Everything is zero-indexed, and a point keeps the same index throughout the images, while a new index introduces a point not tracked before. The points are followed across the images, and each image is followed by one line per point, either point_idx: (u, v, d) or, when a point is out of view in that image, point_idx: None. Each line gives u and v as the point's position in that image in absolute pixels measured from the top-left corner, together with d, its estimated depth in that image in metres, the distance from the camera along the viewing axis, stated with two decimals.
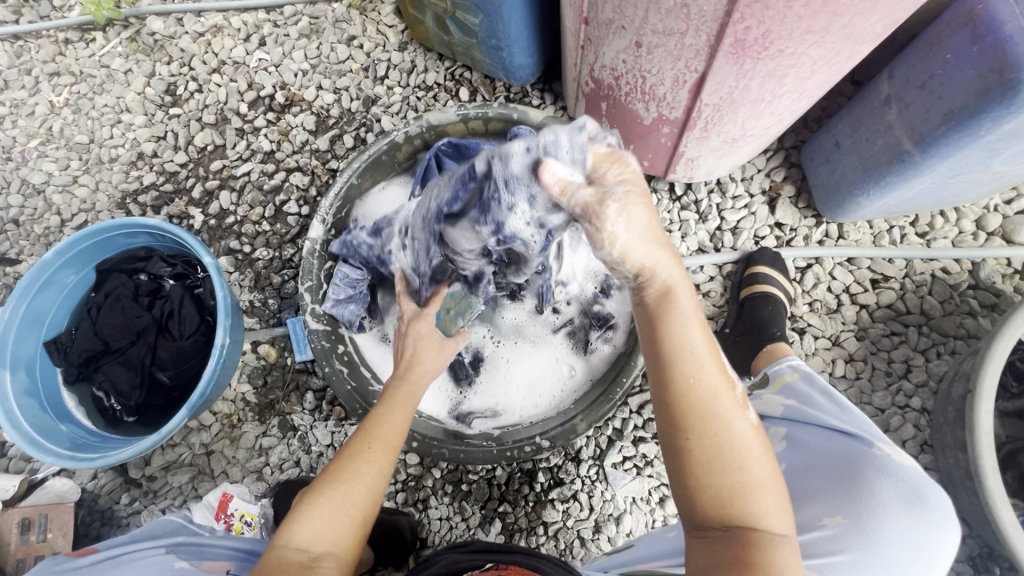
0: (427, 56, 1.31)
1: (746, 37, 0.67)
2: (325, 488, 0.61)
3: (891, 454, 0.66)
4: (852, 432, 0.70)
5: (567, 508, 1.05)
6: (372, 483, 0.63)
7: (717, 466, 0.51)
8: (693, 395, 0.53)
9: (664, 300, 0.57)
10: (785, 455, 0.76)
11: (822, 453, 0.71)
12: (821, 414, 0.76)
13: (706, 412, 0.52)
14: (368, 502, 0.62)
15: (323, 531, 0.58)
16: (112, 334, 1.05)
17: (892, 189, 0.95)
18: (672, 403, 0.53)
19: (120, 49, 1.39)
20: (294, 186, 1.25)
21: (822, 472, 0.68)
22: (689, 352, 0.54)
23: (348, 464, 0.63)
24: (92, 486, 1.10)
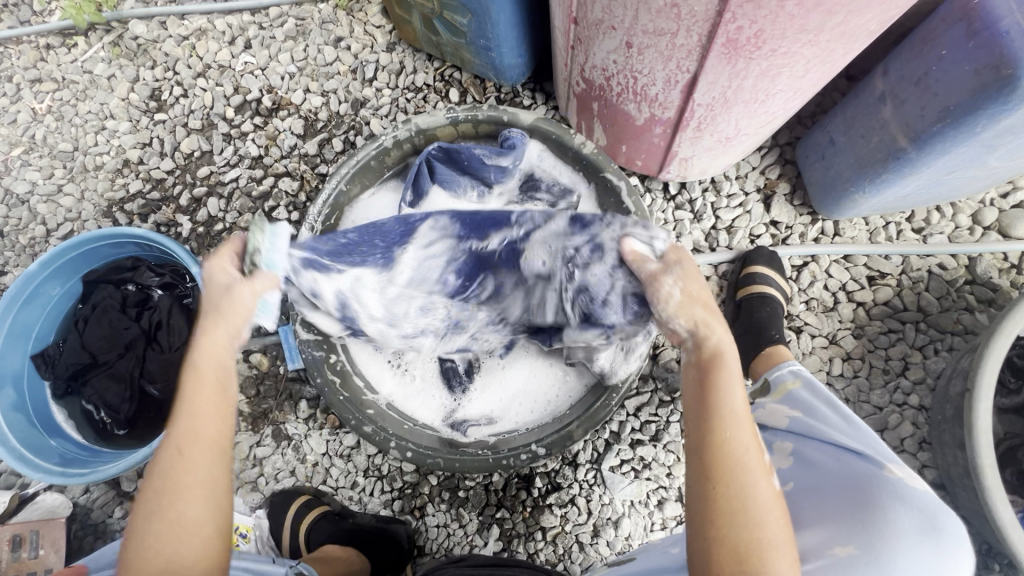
0: (415, 56, 1.28)
1: (739, 37, 0.65)
2: (153, 513, 0.55)
3: (903, 477, 0.65)
4: (863, 453, 0.70)
5: (565, 512, 1.05)
6: (205, 488, 0.57)
7: (740, 515, 0.53)
8: (726, 447, 0.55)
9: (715, 366, 0.59)
10: (792, 474, 0.77)
11: (834, 474, 0.71)
12: (829, 431, 0.76)
13: (735, 464, 0.55)
14: (208, 508, 0.56)
15: (169, 555, 0.54)
16: (100, 347, 1.04)
17: (887, 186, 0.94)
18: (704, 452, 0.55)
19: (103, 54, 1.36)
20: (283, 192, 1.24)
21: (834, 496, 0.68)
22: (731, 414, 0.56)
23: (174, 478, 0.56)
24: (84, 499, 1.09)
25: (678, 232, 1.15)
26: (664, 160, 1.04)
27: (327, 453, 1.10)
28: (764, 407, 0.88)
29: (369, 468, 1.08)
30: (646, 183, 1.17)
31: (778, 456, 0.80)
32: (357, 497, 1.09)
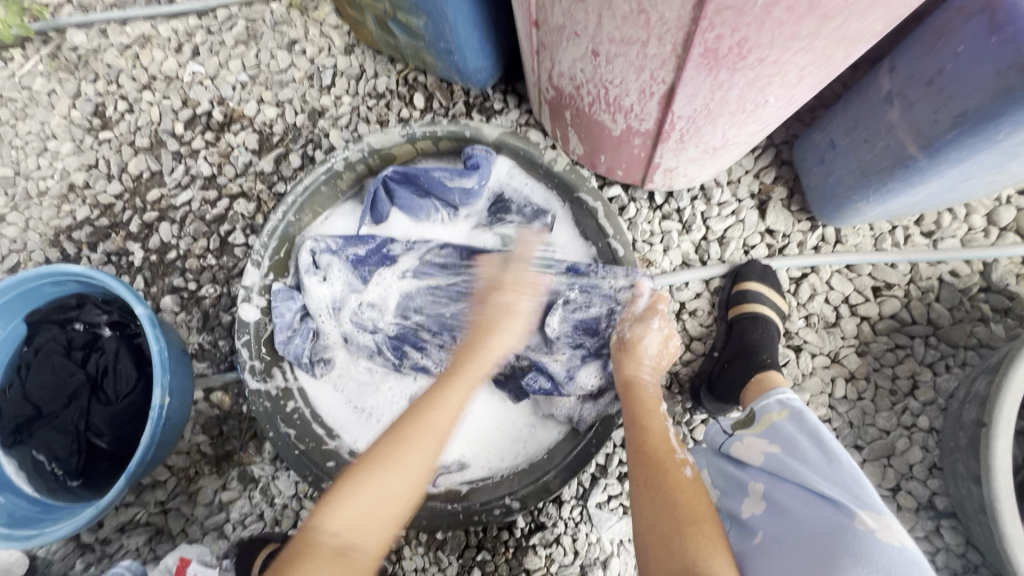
0: (376, 59, 1.18)
1: (719, 47, 0.56)
2: (361, 478, 0.63)
3: (877, 531, 0.58)
4: (839, 501, 0.62)
5: (550, 553, 0.98)
6: (410, 478, 0.64)
7: (664, 501, 0.63)
8: (645, 443, 0.71)
9: (634, 387, 0.78)
10: (762, 521, 0.66)
11: (804, 525, 0.62)
12: (806, 473, 0.67)
13: (654, 455, 0.69)
14: (404, 499, 0.64)
15: (360, 515, 0.61)
16: (44, 397, 0.96)
17: (894, 195, 0.85)
18: (634, 450, 0.71)
19: (41, 68, 1.26)
20: (238, 214, 1.15)
21: (799, 550, 0.59)
22: (650, 414, 0.75)
23: (387, 456, 0.64)
24: (44, 552, 1.03)
25: (666, 245, 1.05)
26: (647, 170, 0.94)
27: (297, 495, 1.04)
28: (740, 440, 0.77)
29: None
30: (630, 192, 1.08)
31: (750, 499, 0.70)
32: None
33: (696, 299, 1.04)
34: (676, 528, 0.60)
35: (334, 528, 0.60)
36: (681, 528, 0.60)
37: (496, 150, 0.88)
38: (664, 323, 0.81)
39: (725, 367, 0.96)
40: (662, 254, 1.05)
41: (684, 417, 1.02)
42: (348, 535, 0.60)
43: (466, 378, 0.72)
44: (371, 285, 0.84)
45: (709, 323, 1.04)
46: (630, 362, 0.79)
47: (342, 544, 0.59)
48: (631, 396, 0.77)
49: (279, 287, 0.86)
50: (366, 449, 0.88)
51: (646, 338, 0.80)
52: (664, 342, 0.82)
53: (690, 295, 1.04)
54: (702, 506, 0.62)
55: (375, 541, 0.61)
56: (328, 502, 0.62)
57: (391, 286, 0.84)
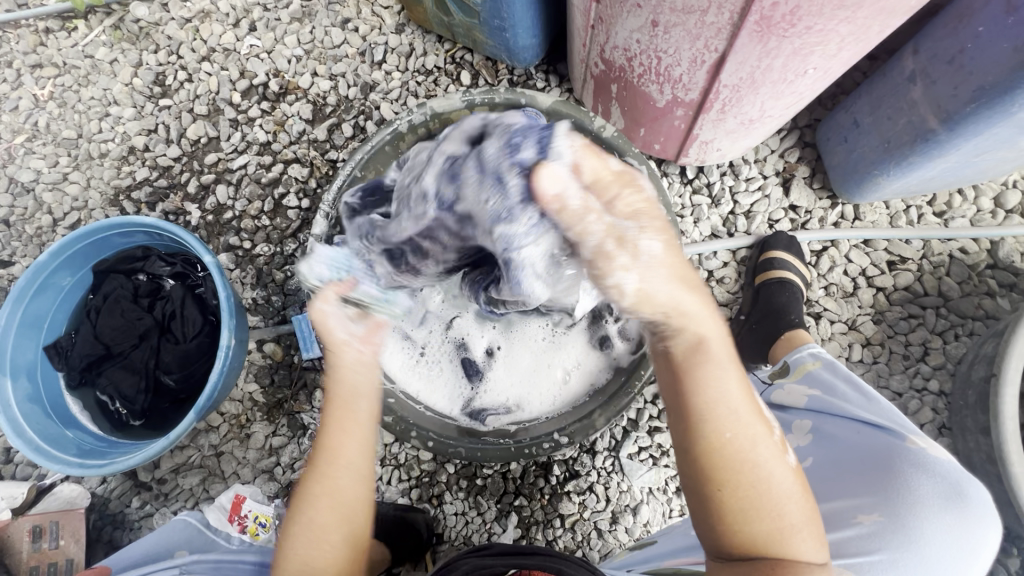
0: (425, 38, 1.25)
1: (773, 14, 0.63)
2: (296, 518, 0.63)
3: (926, 447, 0.65)
4: (884, 424, 0.69)
5: (584, 499, 1.05)
6: (336, 507, 0.63)
7: (769, 517, 0.53)
8: (728, 446, 0.54)
9: (692, 348, 0.57)
10: (810, 450, 0.74)
11: (857, 447, 0.69)
12: (848, 405, 0.74)
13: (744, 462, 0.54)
14: (340, 526, 0.63)
15: (319, 535, 0.62)
16: (113, 338, 1.03)
17: (913, 169, 0.92)
18: (705, 445, 0.55)
19: (104, 38, 1.33)
20: (293, 179, 1.21)
21: (858, 468, 0.67)
22: (708, 388, 0.56)
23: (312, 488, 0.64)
24: (102, 490, 1.09)
25: (696, 217, 1.13)
26: (683, 143, 1.02)
27: None
28: (780, 387, 0.83)
29: (387, 457, 1.08)
30: (663, 167, 1.15)
31: (796, 434, 0.77)
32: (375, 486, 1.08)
33: (724, 268, 1.12)
34: (783, 545, 0.53)
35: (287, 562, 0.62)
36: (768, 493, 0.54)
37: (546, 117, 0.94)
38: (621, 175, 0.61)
39: (753, 327, 1.03)
40: (693, 226, 1.13)
41: None
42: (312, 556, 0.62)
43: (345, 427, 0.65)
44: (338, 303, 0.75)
45: (735, 290, 1.11)
46: (688, 320, 0.57)
47: None
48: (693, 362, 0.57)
49: (336, 240, 0.91)
50: (419, 390, 0.94)
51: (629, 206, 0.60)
52: (666, 239, 0.59)
53: (718, 264, 1.12)
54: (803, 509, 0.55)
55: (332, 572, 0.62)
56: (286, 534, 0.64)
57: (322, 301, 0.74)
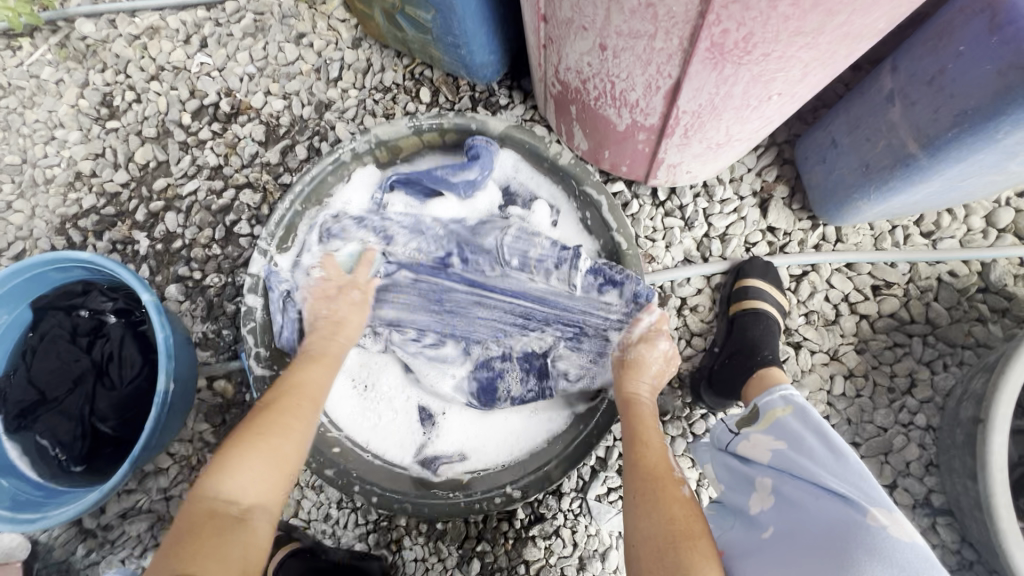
0: (383, 53, 1.19)
1: (725, 41, 0.57)
2: (249, 441, 0.65)
3: (889, 527, 0.57)
4: (848, 496, 0.62)
5: (549, 544, 0.99)
6: (294, 439, 0.67)
7: (659, 514, 0.63)
8: (643, 460, 0.70)
9: (633, 403, 0.78)
10: (772, 517, 0.66)
11: (814, 518, 0.62)
12: (812, 467, 0.67)
13: (654, 472, 0.69)
14: (289, 460, 0.66)
15: (248, 483, 0.61)
16: (48, 382, 0.97)
17: (895, 194, 0.86)
18: (631, 463, 0.71)
19: (49, 57, 1.27)
20: (244, 205, 1.15)
21: (812, 544, 0.60)
22: (648, 429, 0.75)
23: (269, 425, 0.66)
24: (46, 537, 1.04)
25: (668, 242, 1.06)
26: (650, 167, 0.96)
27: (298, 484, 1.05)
28: (745, 436, 0.77)
29: (343, 501, 1.03)
30: (633, 189, 1.08)
31: (758, 494, 0.70)
32: (331, 530, 1.03)
33: (697, 295, 1.06)
34: (672, 542, 0.60)
35: (221, 492, 0.60)
36: (678, 545, 0.59)
37: (500, 143, 0.89)
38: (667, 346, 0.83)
39: (726, 361, 0.97)
40: (664, 251, 1.06)
41: (684, 412, 1.03)
42: (243, 504, 0.60)
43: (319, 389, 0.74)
44: (330, 286, 0.84)
45: (710, 319, 1.05)
46: (636, 372, 0.80)
47: (238, 510, 0.60)
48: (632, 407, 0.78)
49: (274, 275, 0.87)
50: (369, 437, 0.88)
51: (649, 358, 0.81)
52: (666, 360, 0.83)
53: (691, 291, 1.05)
54: (699, 525, 0.62)
55: (273, 503, 0.63)
56: (212, 469, 0.61)
57: (357, 289, 0.84)
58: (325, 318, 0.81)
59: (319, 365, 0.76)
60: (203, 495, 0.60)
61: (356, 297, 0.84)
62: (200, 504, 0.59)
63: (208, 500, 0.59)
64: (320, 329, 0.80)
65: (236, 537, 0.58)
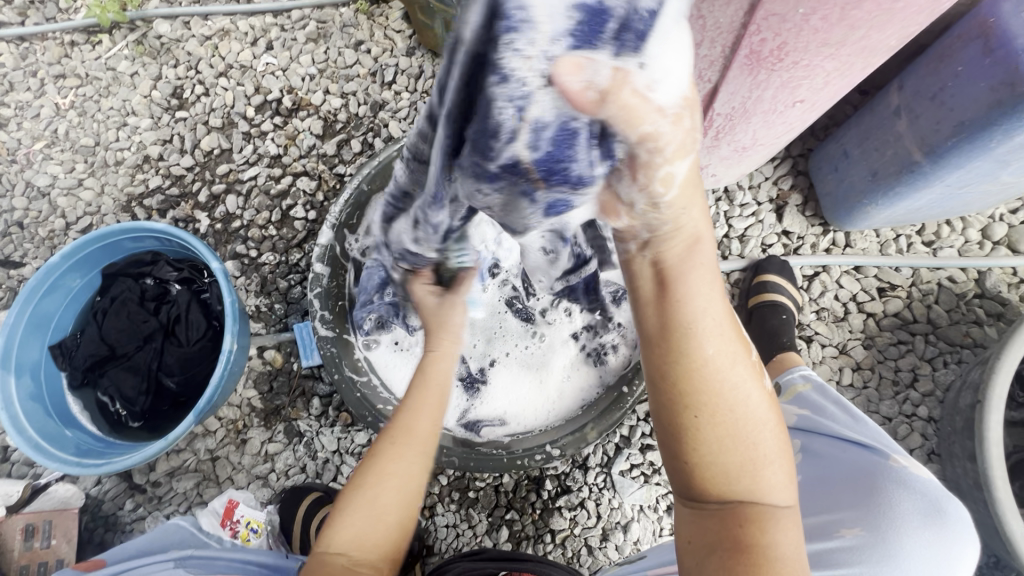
0: (434, 61, 1.31)
1: (762, 49, 0.67)
2: (356, 490, 0.65)
3: (908, 465, 0.66)
4: (865, 442, 0.72)
5: (575, 515, 1.05)
6: (402, 486, 0.65)
7: (732, 447, 0.50)
8: (705, 370, 0.49)
9: (676, 251, 0.51)
10: (802, 469, 0.76)
11: (839, 463, 0.72)
12: (834, 425, 0.77)
13: (716, 386, 0.50)
14: (399, 507, 0.65)
15: (355, 537, 0.62)
16: (118, 339, 1.06)
17: (901, 199, 0.96)
18: (679, 367, 0.50)
19: (127, 52, 1.38)
20: (301, 191, 1.25)
21: (840, 482, 0.69)
22: (705, 310, 0.50)
23: (381, 463, 0.66)
24: (96, 491, 1.10)
25: None
26: None
27: (339, 451, 1.12)
28: None
29: None
30: None
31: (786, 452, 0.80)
32: None
33: None
34: (746, 473, 0.50)
35: (331, 546, 0.61)
36: (754, 477, 0.50)
37: None
38: (670, 112, 0.45)
39: None
40: None
41: None
42: (354, 555, 0.61)
43: (424, 401, 0.72)
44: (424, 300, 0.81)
45: None
46: (681, 219, 0.50)
47: (346, 563, 0.60)
48: (679, 272, 0.50)
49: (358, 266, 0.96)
50: None
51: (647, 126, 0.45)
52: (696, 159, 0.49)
53: None
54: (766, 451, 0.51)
55: (376, 552, 0.62)
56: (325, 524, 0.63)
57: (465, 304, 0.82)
58: (433, 331, 0.78)
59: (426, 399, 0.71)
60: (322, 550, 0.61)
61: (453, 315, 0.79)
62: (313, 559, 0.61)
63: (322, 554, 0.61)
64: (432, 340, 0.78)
65: None
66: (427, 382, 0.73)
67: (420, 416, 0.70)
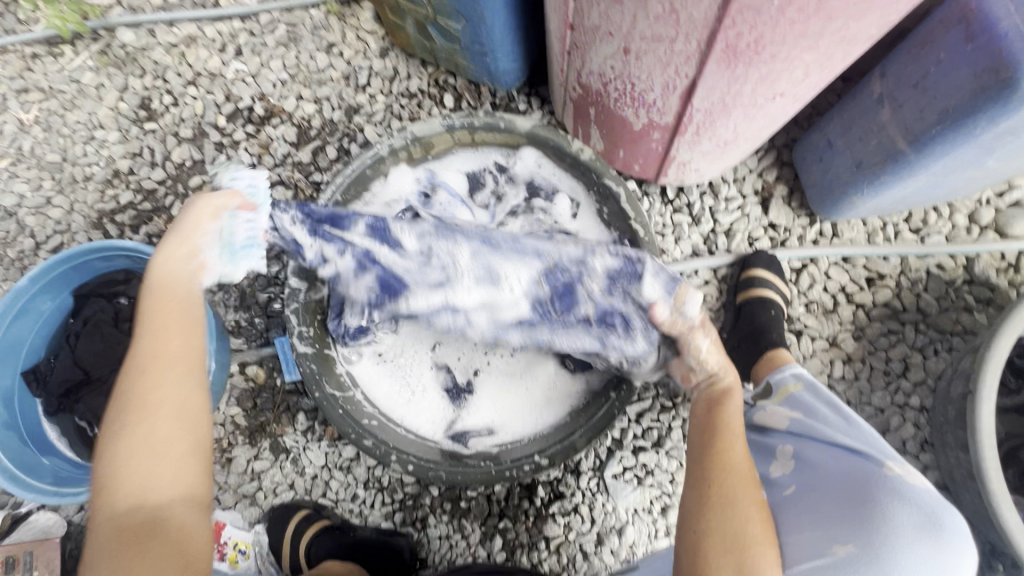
0: (409, 62, 1.28)
1: (738, 43, 0.65)
2: (120, 443, 0.65)
3: (903, 475, 0.66)
4: (860, 450, 0.71)
5: (569, 521, 1.04)
6: (175, 420, 0.68)
7: (735, 517, 0.69)
8: (724, 460, 0.74)
9: (717, 403, 0.82)
10: (795, 477, 0.75)
11: (835, 472, 0.71)
12: (829, 430, 0.76)
13: (726, 476, 0.73)
14: (178, 436, 0.68)
15: (144, 481, 0.65)
16: (93, 363, 1.03)
17: (886, 189, 0.94)
18: (703, 461, 0.76)
19: (91, 63, 1.34)
20: (277, 201, 1.22)
21: (835, 492, 0.68)
22: (731, 435, 0.78)
23: (141, 404, 0.67)
24: (79, 518, 1.06)
25: (677, 236, 1.14)
26: (662, 165, 1.04)
27: (326, 466, 1.09)
28: (765, 410, 0.87)
29: (369, 480, 1.08)
30: (644, 187, 1.16)
31: (781, 461, 0.79)
32: (358, 510, 1.07)
33: (705, 286, 1.13)
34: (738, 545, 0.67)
35: (127, 498, 0.64)
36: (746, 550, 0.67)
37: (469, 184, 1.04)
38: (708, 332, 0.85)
39: (737, 346, 1.05)
40: (674, 244, 1.14)
41: None
42: (149, 498, 0.65)
43: (162, 321, 0.70)
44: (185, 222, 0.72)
45: (717, 308, 1.12)
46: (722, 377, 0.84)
47: (147, 509, 0.64)
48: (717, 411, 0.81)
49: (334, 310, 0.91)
50: (402, 413, 0.94)
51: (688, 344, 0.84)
52: (715, 342, 0.86)
53: (699, 282, 1.13)
54: (757, 532, 0.69)
55: (181, 487, 0.67)
56: (110, 483, 0.64)
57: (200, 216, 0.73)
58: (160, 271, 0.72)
59: (163, 323, 0.70)
60: (118, 505, 0.64)
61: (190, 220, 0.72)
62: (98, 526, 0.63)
63: (119, 507, 0.64)
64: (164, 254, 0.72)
65: (161, 535, 0.63)
66: (167, 307, 0.71)
67: (176, 349, 0.70)
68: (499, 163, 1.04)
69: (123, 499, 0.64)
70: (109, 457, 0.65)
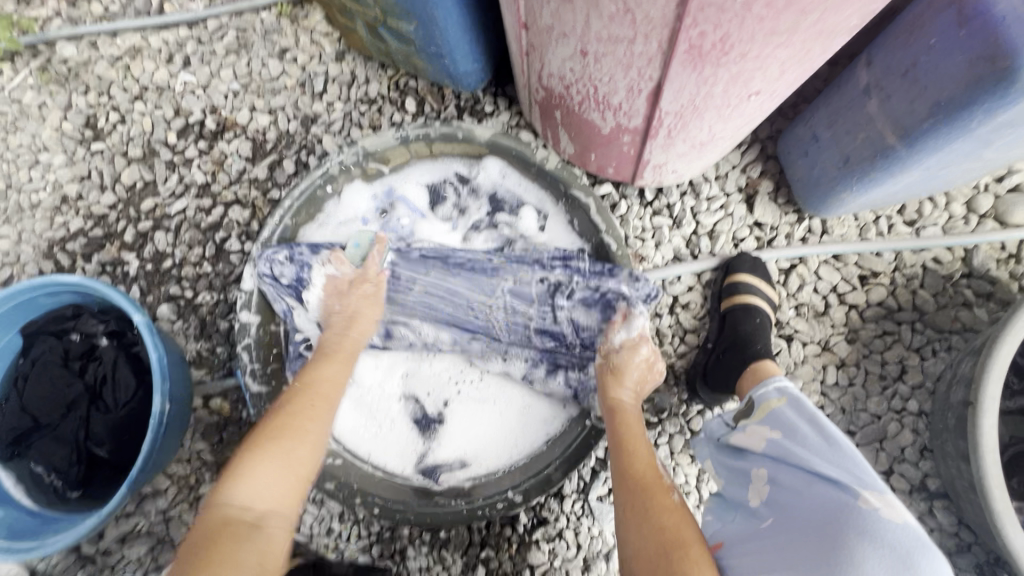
0: (367, 65, 1.20)
1: (703, 43, 0.58)
2: (268, 444, 0.68)
3: (881, 509, 0.59)
4: (838, 480, 0.64)
5: (553, 547, 0.99)
6: (313, 447, 0.70)
7: (650, 526, 0.64)
8: (632, 468, 0.71)
9: (618, 410, 0.79)
10: (770, 507, 0.68)
11: (807, 505, 0.64)
12: (807, 454, 0.69)
13: (641, 482, 0.69)
14: (308, 463, 0.69)
15: (260, 489, 0.64)
16: (40, 408, 0.97)
17: (877, 185, 0.87)
18: (620, 475, 0.72)
19: (31, 81, 1.26)
20: (234, 222, 1.15)
21: (805, 529, 0.61)
22: (635, 437, 0.76)
23: (291, 422, 0.71)
24: (44, 566, 1.03)
25: (657, 241, 1.07)
26: (636, 167, 0.96)
27: None
28: (742, 429, 0.79)
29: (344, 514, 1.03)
30: (620, 190, 1.09)
31: (756, 487, 0.72)
32: (334, 544, 1.02)
33: (689, 292, 1.07)
34: (664, 555, 0.60)
35: (234, 499, 0.62)
36: (671, 555, 0.60)
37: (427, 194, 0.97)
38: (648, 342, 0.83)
39: (720, 357, 0.98)
40: (654, 249, 1.07)
41: (681, 409, 1.04)
42: (258, 508, 0.63)
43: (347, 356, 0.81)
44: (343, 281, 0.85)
45: (702, 316, 1.06)
46: (619, 379, 0.81)
47: (253, 516, 0.62)
48: (617, 417, 0.78)
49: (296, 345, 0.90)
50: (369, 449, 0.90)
51: (632, 363, 0.81)
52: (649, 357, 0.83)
53: (683, 288, 1.07)
54: (689, 532, 0.63)
55: (286, 507, 0.65)
56: (226, 477, 0.65)
57: (369, 281, 0.85)
58: (341, 313, 0.84)
59: (337, 359, 0.80)
60: (218, 505, 0.62)
61: (370, 291, 0.85)
62: (219, 516, 0.61)
63: (225, 507, 0.62)
64: (340, 317, 0.84)
65: (255, 541, 0.60)
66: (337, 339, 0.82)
67: (330, 376, 0.78)
68: (460, 173, 0.98)
69: (222, 499, 0.62)
70: (235, 461, 0.66)
